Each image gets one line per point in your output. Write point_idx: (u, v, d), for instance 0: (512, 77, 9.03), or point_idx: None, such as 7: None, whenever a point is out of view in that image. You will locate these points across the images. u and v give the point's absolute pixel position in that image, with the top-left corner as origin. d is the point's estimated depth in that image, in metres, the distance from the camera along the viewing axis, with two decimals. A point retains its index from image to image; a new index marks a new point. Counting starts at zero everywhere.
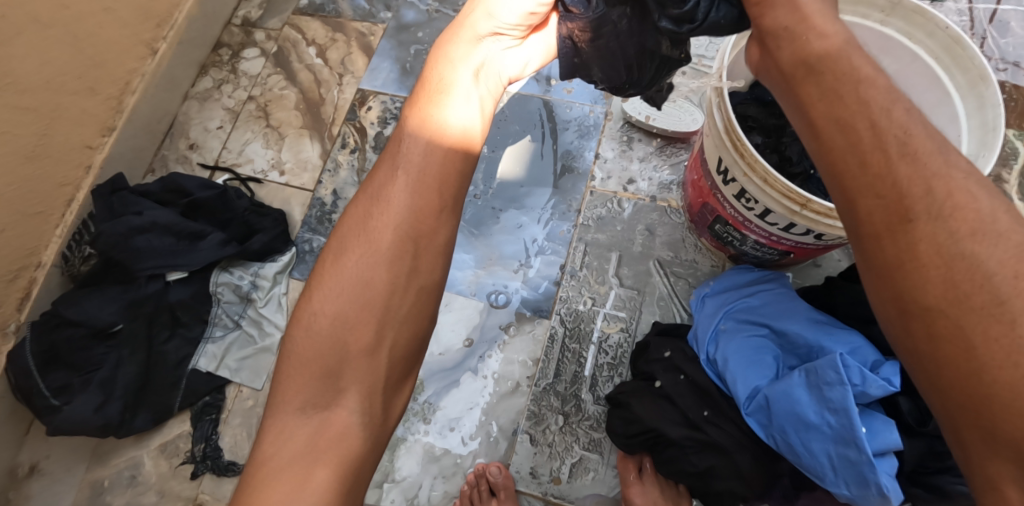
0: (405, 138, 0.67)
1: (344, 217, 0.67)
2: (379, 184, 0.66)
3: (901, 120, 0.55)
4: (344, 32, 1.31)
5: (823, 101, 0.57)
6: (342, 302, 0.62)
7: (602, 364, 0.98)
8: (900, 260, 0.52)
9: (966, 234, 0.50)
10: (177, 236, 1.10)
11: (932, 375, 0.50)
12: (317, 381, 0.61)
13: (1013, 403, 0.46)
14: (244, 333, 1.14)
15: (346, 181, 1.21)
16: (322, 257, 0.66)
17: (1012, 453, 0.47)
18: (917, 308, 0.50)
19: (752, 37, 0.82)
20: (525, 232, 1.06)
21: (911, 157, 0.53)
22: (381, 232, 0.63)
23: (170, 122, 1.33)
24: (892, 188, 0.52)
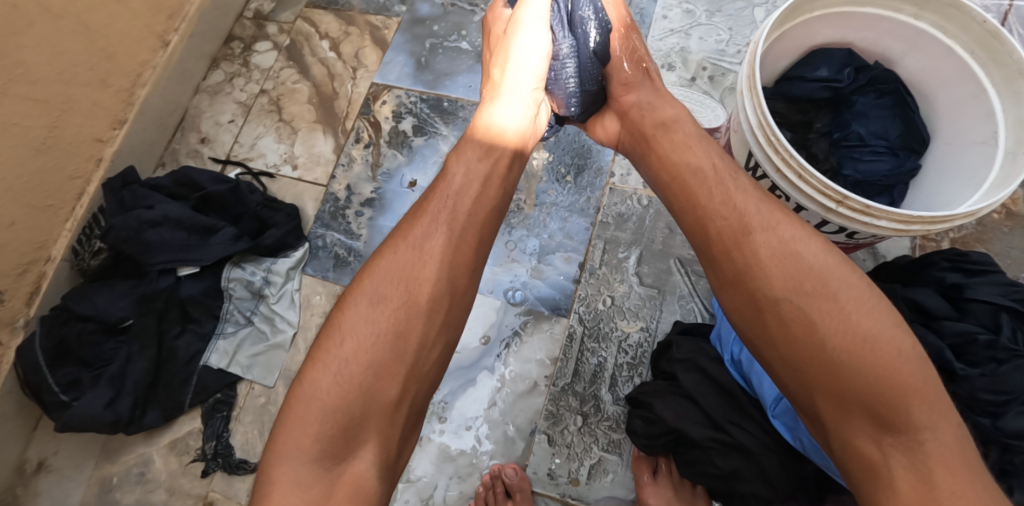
0: (450, 195, 0.74)
1: (379, 261, 0.71)
2: (417, 237, 0.71)
3: (726, 168, 0.73)
4: (357, 25, 1.30)
5: (674, 152, 0.76)
6: (373, 350, 0.66)
7: (622, 363, 0.96)
8: (747, 266, 0.67)
9: (789, 240, 0.67)
10: (188, 230, 1.09)
11: (787, 356, 0.64)
12: (336, 432, 0.63)
13: (851, 365, 0.61)
14: (256, 330, 1.12)
15: (360, 176, 1.19)
16: (351, 300, 0.69)
17: (859, 407, 0.61)
18: (764, 300, 0.66)
19: (781, 32, 0.80)
20: (543, 228, 1.05)
21: (740, 190, 0.71)
22: (420, 286, 0.69)
23: (182, 115, 1.31)
24: (732, 212, 0.69)
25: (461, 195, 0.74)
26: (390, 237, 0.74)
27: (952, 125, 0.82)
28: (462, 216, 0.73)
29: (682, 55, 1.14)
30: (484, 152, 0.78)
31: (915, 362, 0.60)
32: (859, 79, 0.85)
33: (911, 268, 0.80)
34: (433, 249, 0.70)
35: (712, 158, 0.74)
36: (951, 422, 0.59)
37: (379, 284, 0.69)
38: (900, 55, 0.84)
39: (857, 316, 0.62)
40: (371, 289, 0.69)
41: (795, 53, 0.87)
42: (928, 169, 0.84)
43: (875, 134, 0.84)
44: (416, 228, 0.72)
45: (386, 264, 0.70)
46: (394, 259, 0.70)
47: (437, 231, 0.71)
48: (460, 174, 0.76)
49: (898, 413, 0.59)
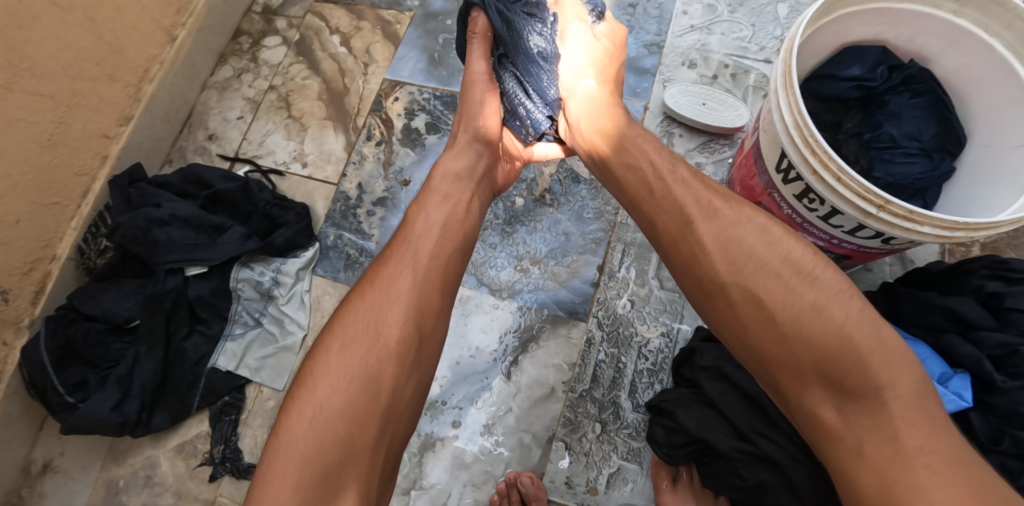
0: (412, 239, 0.74)
1: (346, 307, 0.70)
2: (383, 286, 0.71)
3: (665, 160, 0.73)
4: (368, 19, 1.27)
5: (616, 153, 0.77)
6: (349, 394, 0.64)
7: (642, 370, 0.93)
8: (693, 259, 0.67)
9: (729, 225, 0.66)
10: (196, 229, 1.07)
11: (749, 340, 0.63)
12: (317, 481, 0.60)
13: (804, 333, 0.60)
14: (265, 331, 1.09)
15: (371, 174, 1.16)
16: (320, 346, 0.68)
17: (816, 376, 0.59)
18: (713, 286, 0.65)
19: (813, 29, 0.79)
20: (560, 230, 1.02)
21: (680, 182, 0.71)
22: (388, 328, 0.68)
23: (190, 111, 1.29)
24: (673, 205, 0.69)
25: (422, 238, 0.75)
26: (358, 283, 0.73)
27: (989, 127, 0.80)
28: (423, 257, 0.73)
29: (703, 52, 1.11)
30: (445, 196, 0.79)
31: (864, 321, 0.59)
32: (893, 78, 0.83)
33: (947, 275, 0.78)
34: (393, 292, 0.70)
35: (651, 152, 0.74)
36: (912, 373, 0.58)
37: (344, 326, 0.68)
38: (937, 53, 0.82)
39: (803, 287, 0.62)
40: (338, 335, 0.68)
41: (826, 51, 0.86)
42: (965, 171, 0.82)
43: (907, 134, 0.81)
44: (369, 278, 0.73)
45: (348, 308, 0.70)
46: (360, 308, 0.70)
47: (391, 272, 0.72)
48: (425, 220, 0.76)
49: (857, 377, 0.58)
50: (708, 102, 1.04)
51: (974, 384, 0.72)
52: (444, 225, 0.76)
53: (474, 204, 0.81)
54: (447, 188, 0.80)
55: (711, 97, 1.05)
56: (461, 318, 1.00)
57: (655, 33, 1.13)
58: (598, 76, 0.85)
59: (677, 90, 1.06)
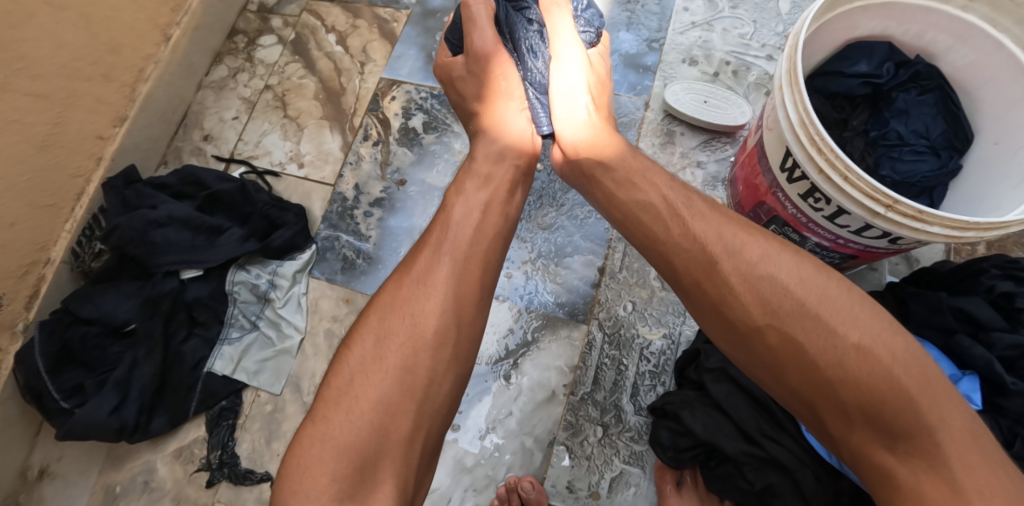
0: (451, 224, 0.72)
1: (382, 293, 0.69)
2: (415, 282, 0.68)
3: (678, 193, 0.71)
4: (365, 18, 1.25)
5: (621, 186, 0.74)
6: (384, 386, 0.63)
7: (644, 372, 0.92)
8: (722, 298, 0.64)
9: (758, 261, 0.63)
10: (194, 230, 1.06)
11: (790, 383, 0.61)
12: (353, 471, 0.59)
13: (849, 376, 0.57)
14: (262, 335, 1.08)
15: (369, 174, 1.13)
16: (356, 334, 0.67)
17: (862, 418, 0.57)
18: (746, 328, 0.62)
19: (820, 23, 0.77)
20: (561, 231, 1.01)
21: (698, 216, 0.68)
22: (426, 317, 0.66)
23: (185, 111, 1.27)
24: (693, 242, 0.66)
25: (460, 220, 0.73)
26: (390, 278, 0.71)
27: (999, 124, 0.79)
28: (463, 244, 0.71)
29: (704, 49, 1.09)
30: (483, 180, 0.76)
31: (910, 360, 0.57)
32: (900, 75, 0.82)
33: (956, 275, 0.77)
34: (428, 288, 0.68)
35: (662, 186, 0.72)
36: (962, 413, 0.56)
37: (379, 320, 0.67)
38: (946, 49, 0.81)
39: (845, 326, 0.59)
40: (373, 332, 0.66)
41: (832, 47, 0.84)
42: (972, 169, 0.81)
43: (915, 132, 0.82)
44: (399, 276, 0.70)
45: (383, 302, 0.68)
46: (392, 304, 0.67)
47: (426, 265, 0.70)
48: (467, 202, 0.74)
49: (905, 420, 0.55)
50: (710, 100, 1.03)
51: (984, 386, 0.71)
52: (482, 210, 0.74)
53: (516, 193, 0.78)
54: (485, 177, 0.77)
55: (712, 94, 1.03)
56: None
57: (656, 30, 1.11)
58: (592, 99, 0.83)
59: (678, 88, 1.04)
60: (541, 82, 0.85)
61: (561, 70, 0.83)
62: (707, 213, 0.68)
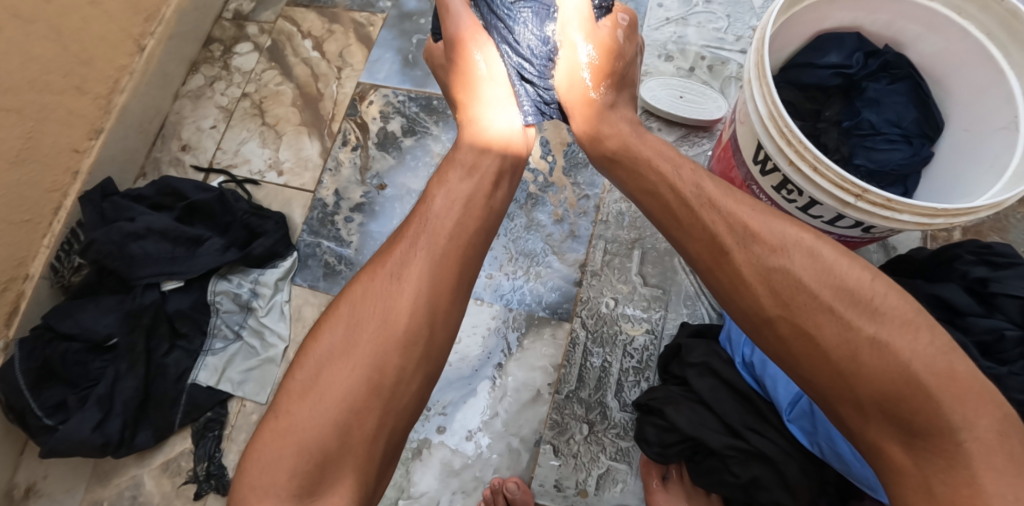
0: (431, 217, 0.72)
1: (355, 284, 0.69)
2: (389, 273, 0.68)
3: (689, 181, 0.69)
4: (341, 22, 1.25)
5: (636, 177, 0.74)
6: (350, 382, 0.62)
7: (628, 368, 0.92)
8: (735, 285, 0.63)
9: (772, 251, 0.62)
10: (174, 241, 1.05)
11: (804, 373, 0.60)
12: (313, 468, 0.59)
13: (862, 369, 0.56)
14: (246, 345, 1.07)
15: (349, 180, 1.11)
16: (325, 325, 0.66)
17: (877, 410, 0.56)
18: (759, 318, 0.62)
19: (786, 18, 0.78)
20: (541, 230, 1.01)
21: (706, 205, 0.67)
22: (399, 312, 0.65)
23: (163, 122, 1.27)
24: (703, 232, 0.66)
25: (439, 208, 0.73)
26: (365, 268, 0.71)
27: (968, 110, 0.80)
28: (440, 234, 0.70)
29: (680, 45, 1.10)
30: (466, 171, 0.76)
31: (934, 357, 0.55)
32: (870, 65, 0.83)
33: (931, 263, 0.77)
34: (402, 279, 0.67)
35: (671, 174, 0.71)
36: (990, 412, 0.54)
37: (350, 309, 0.66)
38: (914, 38, 0.82)
39: (862, 320, 0.58)
40: (342, 321, 0.65)
41: (802, 39, 0.85)
42: (944, 156, 0.82)
43: (888, 121, 0.83)
44: (374, 264, 0.70)
45: (356, 291, 0.68)
46: (362, 294, 0.67)
47: (402, 255, 0.69)
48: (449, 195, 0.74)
49: (927, 415, 0.54)
50: (686, 95, 1.03)
51: None
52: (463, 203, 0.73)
53: (498, 194, 0.78)
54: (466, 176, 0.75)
55: (688, 90, 1.03)
56: None
57: None
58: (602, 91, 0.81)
59: (654, 84, 1.04)
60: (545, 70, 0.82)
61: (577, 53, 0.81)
62: (716, 202, 0.66)
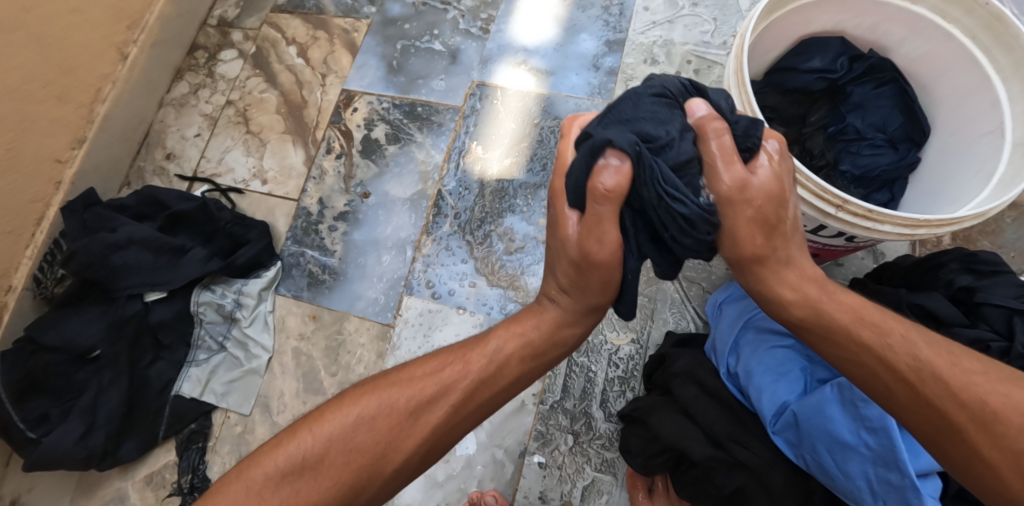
0: (489, 359, 0.64)
1: (388, 387, 0.61)
2: (426, 393, 0.61)
3: (855, 310, 0.59)
4: (326, 29, 1.24)
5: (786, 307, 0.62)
6: (323, 493, 0.56)
7: (613, 378, 0.91)
8: (903, 404, 0.55)
9: (950, 387, 0.53)
10: (156, 251, 1.04)
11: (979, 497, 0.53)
12: None
13: None
14: (230, 356, 1.06)
15: (332, 188, 1.10)
16: (333, 418, 0.59)
17: None
18: (931, 442, 0.55)
19: (768, 21, 0.76)
20: (525, 238, 1.01)
21: (876, 335, 0.57)
22: (405, 442, 0.59)
23: (147, 130, 1.26)
24: (870, 364, 0.57)
25: (488, 342, 0.65)
26: (404, 373, 0.63)
27: (954, 115, 0.78)
28: (477, 381, 0.62)
29: (666, 48, 1.09)
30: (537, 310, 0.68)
31: None
32: (855, 69, 0.82)
33: (917, 271, 0.76)
34: (426, 411, 0.60)
35: (836, 311, 0.59)
36: None
37: (363, 411, 0.60)
38: (899, 41, 0.80)
39: None
40: (348, 419, 0.59)
41: (786, 43, 0.83)
42: (932, 161, 0.80)
43: (872, 126, 0.82)
44: (409, 371, 0.63)
45: (379, 392, 0.61)
46: (383, 403, 0.60)
47: (439, 381, 0.62)
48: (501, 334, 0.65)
49: None
50: None
51: None
52: (511, 353, 0.64)
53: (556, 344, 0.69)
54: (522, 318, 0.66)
55: None
56: (428, 334, 0.99)
57: (616, 30, 1.11)
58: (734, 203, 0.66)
59: None
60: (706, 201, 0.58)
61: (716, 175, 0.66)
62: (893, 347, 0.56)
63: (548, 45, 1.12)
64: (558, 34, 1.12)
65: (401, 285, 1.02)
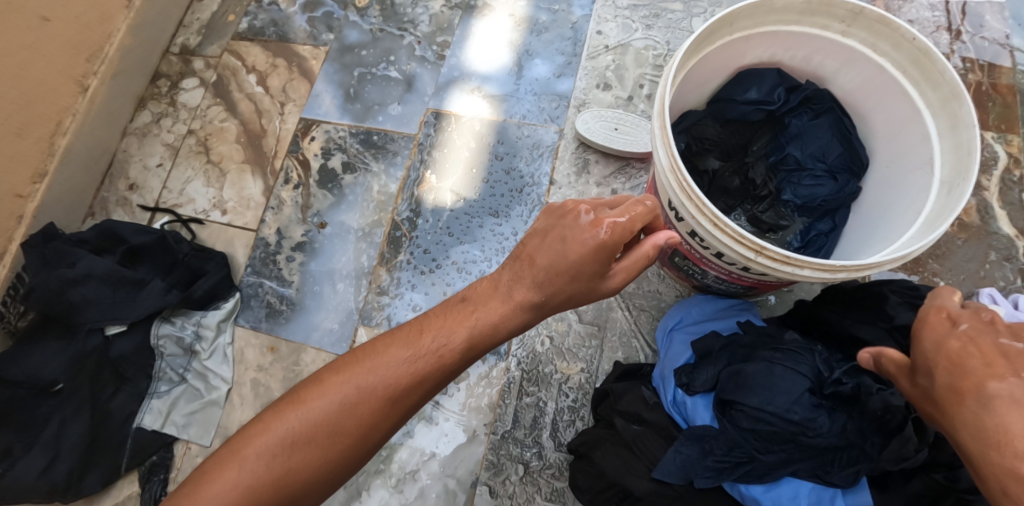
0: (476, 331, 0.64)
1: (383, 356, 0.63)
2: (419, 364, 0.63)
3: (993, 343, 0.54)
4: (286, 57, 1.24)
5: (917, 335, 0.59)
6: (313, 459, 0.60)
7: (563, 407, 0.93)
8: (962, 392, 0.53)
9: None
10: (114, 286, 1.03)
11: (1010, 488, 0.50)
12: None
13: None
14: (190, 388, 1.07)
15: (290, 218, 1.11)
16: (325, 392, 0.62)
17: None
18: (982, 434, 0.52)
19: (699, 58, 0.75)
20: (477, 268, 1.01)
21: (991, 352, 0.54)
22: (397, 404, 0.63)
23: (110, 160, 1.26)
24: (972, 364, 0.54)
25: (463, 315, 0.65)
26: (396, 339, 0.64)
27: (889, 146, 0.78)
28: (449, 363, 0.64)
29: (619, 73, 1.09)
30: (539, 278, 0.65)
31: None
32: (791, 100, 0.82)
33: (857, 295, 0.77)
34: (400, 389, 0.63)
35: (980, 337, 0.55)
36: None
37: (337, 394, 0.62)
38: (833, 72, 0.80)
39: None
40: (323, 404, 0.61)
41: (723, 75, 0.82)
42: (869, 190, 0.80)
43: (812, 156, 0.83)
44: (385, 349, 0.64)
45: (357, 372, 0.63)
46: (361, 385, 0.62)
47: (416, 365, 0.63)
48: (471, 305, 0.66)
49: None
50: (621, 126, 1.02)
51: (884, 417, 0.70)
52: (490, 329, 0.65)
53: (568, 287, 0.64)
54: (486, 292, 0.66)
55: (623, 120, 1.03)
56: None
57: (569, 54, 1.12)
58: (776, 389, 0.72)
59: (588, 116, 1.04)
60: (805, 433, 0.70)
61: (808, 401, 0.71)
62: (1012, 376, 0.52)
63: (502, 71, 1.13)
64: (512, 59, 1.13)
65: (356, 315, 1.03)
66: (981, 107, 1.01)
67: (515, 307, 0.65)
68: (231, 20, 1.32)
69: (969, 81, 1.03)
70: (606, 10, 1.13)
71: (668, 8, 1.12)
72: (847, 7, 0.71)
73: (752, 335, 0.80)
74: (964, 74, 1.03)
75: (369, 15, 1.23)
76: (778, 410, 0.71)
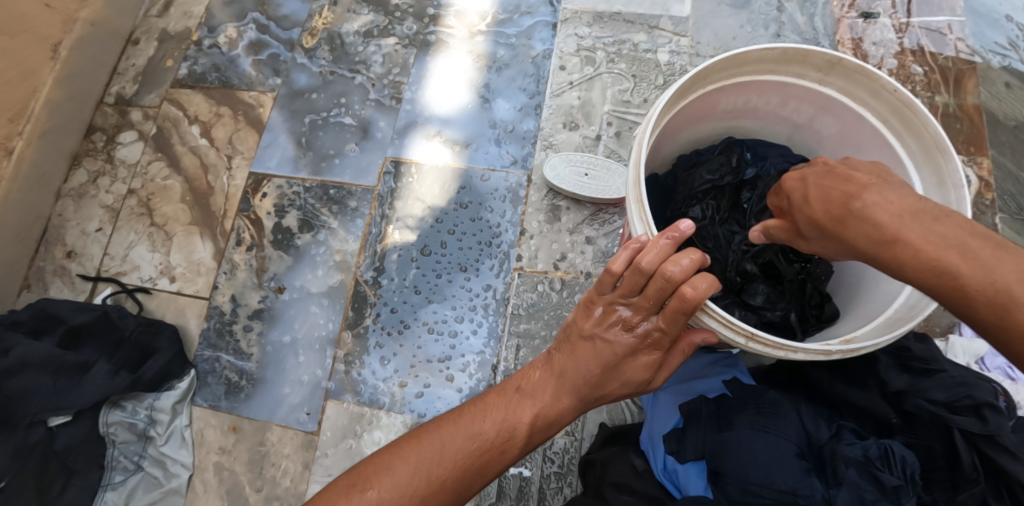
0: (540, 424, 0.61)
1: (449, 442, 0.57)
2: (488, 455, 0.58)
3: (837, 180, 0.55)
4: (230, 105, 1.16)
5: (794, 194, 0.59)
6: None
7: (549, 474, 0.88)
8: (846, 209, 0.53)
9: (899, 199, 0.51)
10: (55, 373, 0.91)
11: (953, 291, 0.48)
12: None
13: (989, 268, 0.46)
14: (147, 476, 0.97)
15: (245, 284, 1.05)
16: (392, 479, 0.55)
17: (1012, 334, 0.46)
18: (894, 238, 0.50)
19: (674, 111, 0.69)
20: (448, 328, 0.96)
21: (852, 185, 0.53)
22: (459, 496, 0.57)
23: (45, 226, 1.15)
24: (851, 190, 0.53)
25: (524, 402, 0.61)
26: (457, 422, 0.59)
27: None
28: (514, 455, 0.60)
29: (585, 110, 1.04)
30: (592, 364, 0.61)
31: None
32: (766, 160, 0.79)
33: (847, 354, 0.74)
34: (470, 482, 0.57)
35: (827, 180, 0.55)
36: None
37: (409, 485, 0.55)
38: (810, 118, 0.77)
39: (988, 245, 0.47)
40: (396, 496, 0.55)
41: (695, 126, 0.79)
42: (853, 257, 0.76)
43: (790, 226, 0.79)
44: (450, 433, 0.58)
45: (423, 457, 0.57)
46: (431, 477, 0.56)
47: (483, 454, 0.58)
48: (529, 393, 0.62)
49: None
50: (591, 171, 0.97)
51: (873, 461, 0.65)
52: (547, 424, 0.61)
53: (607, 375, 0.61)
54: (539, 382, 0.62)
55: (592, 164, 0.98)
56: (355, 438, 0.94)
57: (532, 93, 1.06)
58: (756, 446, 0.68)
59: (556, 162, 0.98)
60: (794, 487, 0.65)
61: (781, 451, 0.68)
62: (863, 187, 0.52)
63: (463, 113, 1.07)
64: (472, 99, 1.07)
65: (323, 386, 0.97)
66: (950, 129, 0.98)
67: (570, 400, 0.62)
68: (170, 65, 1.22)
69: (937, 103, 1.00)
70: (567, 43, 1.08)
71: (629, 39, 1.07)
72: (824, 58, 0.68)
73: (741, 395, 0.74)
74: (931, 95, 1.00)
75: (317, 57, 1.15)
76: (760, 480, 0.67)
